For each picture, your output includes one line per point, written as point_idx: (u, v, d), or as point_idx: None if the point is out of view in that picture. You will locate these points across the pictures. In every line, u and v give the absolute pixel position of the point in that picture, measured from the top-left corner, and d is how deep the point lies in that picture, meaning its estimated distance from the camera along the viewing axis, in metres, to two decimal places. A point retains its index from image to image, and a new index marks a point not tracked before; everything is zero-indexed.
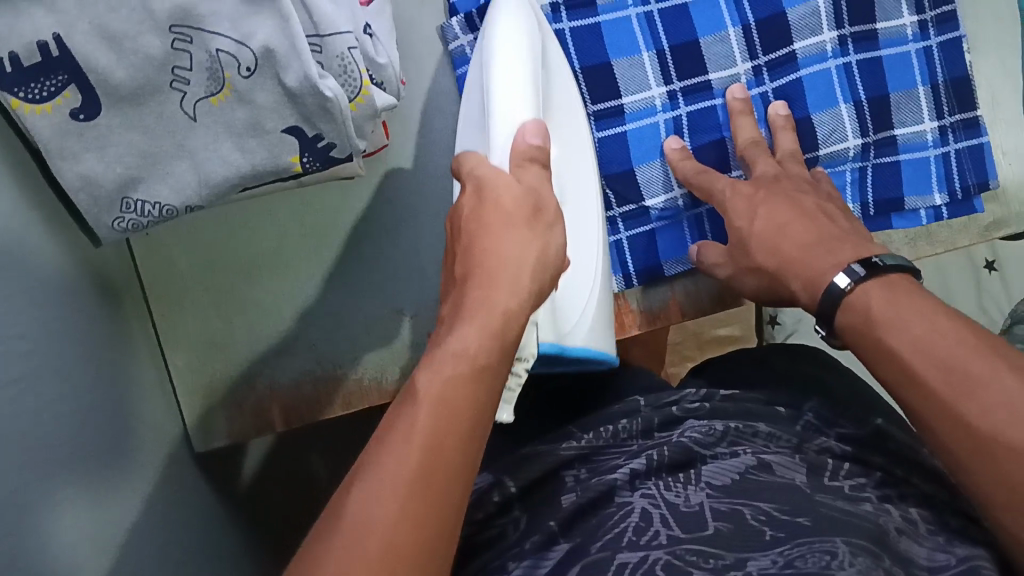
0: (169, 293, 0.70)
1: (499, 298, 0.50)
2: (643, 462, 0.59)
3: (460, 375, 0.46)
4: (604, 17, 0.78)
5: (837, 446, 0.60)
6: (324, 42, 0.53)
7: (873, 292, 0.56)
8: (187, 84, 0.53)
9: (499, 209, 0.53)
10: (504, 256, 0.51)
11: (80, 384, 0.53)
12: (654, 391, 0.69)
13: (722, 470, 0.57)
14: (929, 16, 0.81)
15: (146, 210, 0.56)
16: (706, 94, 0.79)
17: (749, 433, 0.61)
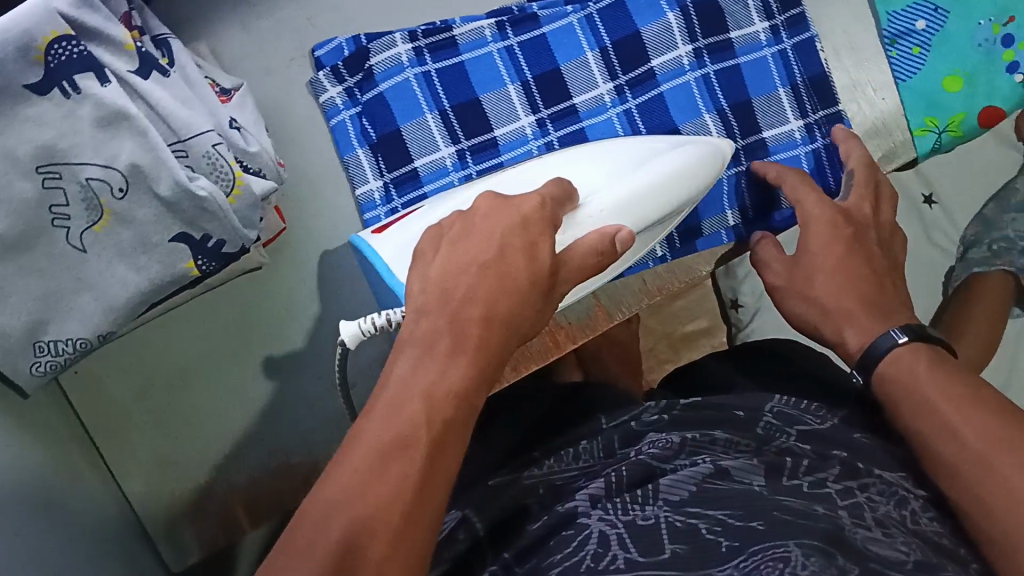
0: (110, 422, 0.63)
1: (495, 340, 0.40)
2: (602, 486, 0.48)
3: (471, 332, 0.39)
4: (466, 55, 0.63)
5: (797, 445, 0.52)
6: (187, 146, 0.53)
7: (910, 358, 0.51)
8: (67, 218, 0.51)
9: (522, 223, 0.44)
10: (495, 300, 0.41)
11: (63, 564, 0.51)
12: (616, 411, 0.61)
13: (680, 482, 0.47)
14: (779, 19, 0.63)
15: (60, 348, 0.56)
16: (572, 120, 0.63)
17: (707, 442, 0.52)
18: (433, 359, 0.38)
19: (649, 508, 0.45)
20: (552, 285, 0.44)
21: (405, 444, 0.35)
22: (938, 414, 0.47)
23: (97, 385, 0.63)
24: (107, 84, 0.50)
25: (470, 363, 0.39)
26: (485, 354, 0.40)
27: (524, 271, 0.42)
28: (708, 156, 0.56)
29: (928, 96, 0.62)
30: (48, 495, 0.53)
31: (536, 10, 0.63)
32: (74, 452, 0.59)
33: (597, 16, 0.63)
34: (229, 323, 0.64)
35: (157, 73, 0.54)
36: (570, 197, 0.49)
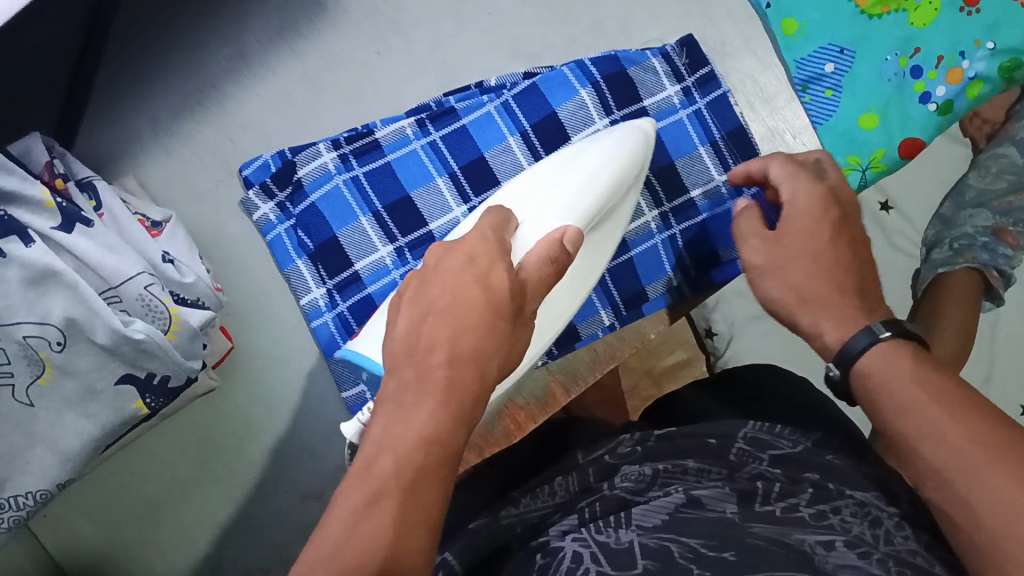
0: (88, 561, 0.64)
1: (463, 378, 0.38)
2: (574, 521, 0.45)
3: (433, 372, 0.38)
4: (392, 155, 0.63)
5: (770, 471, 0.46)
6: (120, 291, 0.54)
7: (895, 360, 0.40)
8: (10, 376, 0.52)
9: (476, 257, 0.43)
10: (464, 342, 0.39)
11: None
12: (593, 444, 0.55)
13: (652, 510, 0.43)
14: (689, 81, 0.64)
15: (20, 502, 0.55)
16: None
17: (679, 472, 0.48)
18: (404, 410, 0.37)
19: (621, 533, 0.41)
20: (521, 307, 0.42)
21: (378, 496, 0.34)
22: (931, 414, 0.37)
23: (68, 525, 0.63)
24: (31, 244, 0.51)
25: (438, 401, 0.37)
26: (457, 388, 0.38)
27: (477, 296, 0.41)
28: (629, 134, 0.58)
29: (848, 136, 0.63)
30: None
31: (453, 103, 0.64)
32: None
33: (513, 101, 0.63)
34: (191, 447, 0.65)
35: (81, 225, 0.54)
36: (509, 220, 0.50)
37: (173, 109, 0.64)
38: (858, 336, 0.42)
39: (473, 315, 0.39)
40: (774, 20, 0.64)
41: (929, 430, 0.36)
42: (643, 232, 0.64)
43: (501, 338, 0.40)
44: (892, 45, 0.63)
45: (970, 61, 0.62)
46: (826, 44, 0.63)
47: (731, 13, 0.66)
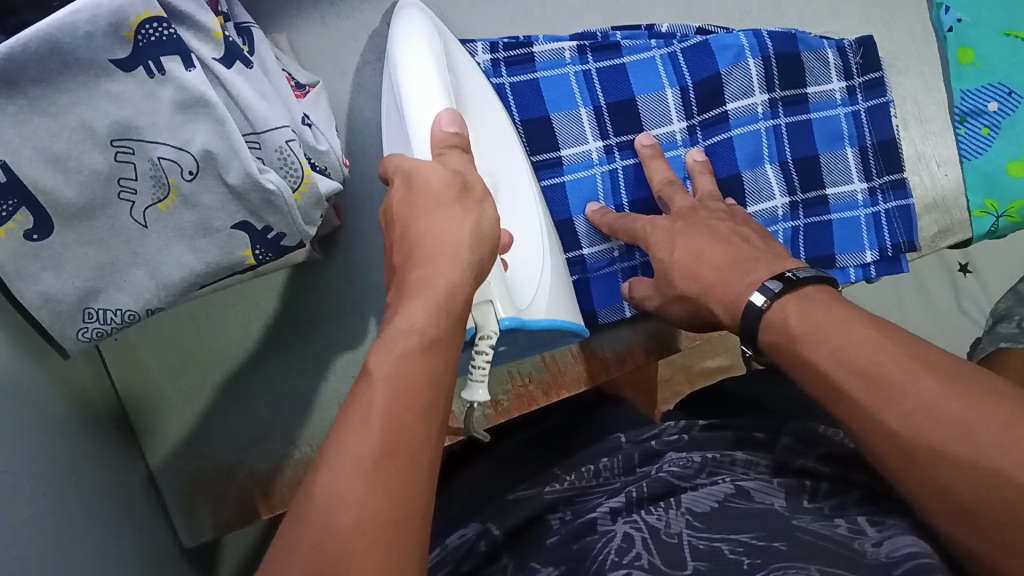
0: (145, 397, 0.65)
1: (441, 273, 0.39)
2: (620, 499, 0.49)
3: (413, 348, 0.36)
4: (542, 73, 0.63)
5: (818, 467, 0.50)
6: (261, 138, 0.54)
7: (792, 312, 0.45)
8: (133, 193, 0.53)
9: (429, 191, 0.43)
10: (438, 242, 0.41)
11: (75, 505, 0.51)
12: (639, 429, 0.62)
13: (701, 497, 0.47)
14: (856, 80, 0.64)
15: (108, 317, 0.57)
16: None
17: (726, 464, 0.53)
18: (369, 377, 0.35)
19: (672, 517, 0.45)
20: (466, 184, 0.44)
21: (352, 469, 0.32)
22: (898, 384, 0.39)
23: (135, 355, 0.65)
24: (191, 69, 0.51)
25: (412, 360, 0.36)
26: (421, 352, 0.36)
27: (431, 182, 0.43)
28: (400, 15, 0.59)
29: (992, 178, 0.64)
30: (67, 434, 0.54)
31: (619, 40, 0.64)
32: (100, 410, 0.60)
33: (681, 55, 0.63)
34: (268, 313, 0.67)
35: (239, 64, 0.55)
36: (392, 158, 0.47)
37: None
38: (749, 301, 0.47)
39: (438, 236, 0.41)
40: (952, 46, 0.66)
41: (939, 412, 0.37)
42: (769, 218, 0.62)
43: (468, 301, 0.40)
44: None
45: None
46: (988, 83, 0.65)
47: (912, 32, 0.67)
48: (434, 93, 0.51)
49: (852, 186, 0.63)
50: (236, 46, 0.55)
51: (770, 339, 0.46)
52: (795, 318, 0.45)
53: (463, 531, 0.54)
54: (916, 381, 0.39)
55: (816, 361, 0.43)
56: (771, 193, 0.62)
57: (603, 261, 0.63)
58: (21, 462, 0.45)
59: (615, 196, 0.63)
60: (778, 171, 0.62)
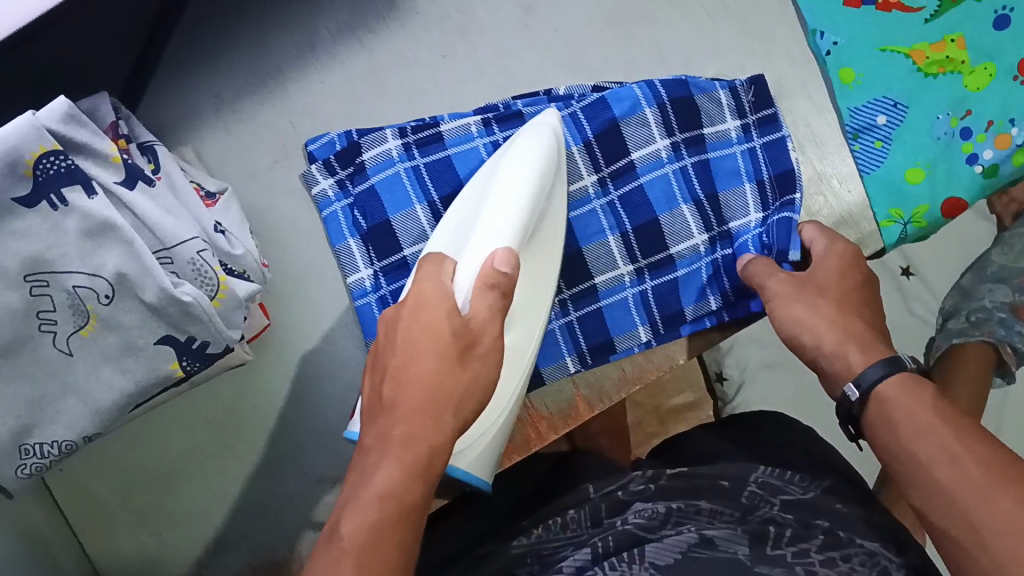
0: (98, 523, 0.65)
1: (423, 432, 0.43)
2: (587, 554, 0.49)
3: (384, 516, 0.39)
4: (453, 149, 0.65)
5: (781, 515, 0.52)
6: (173, 253, 0.55)
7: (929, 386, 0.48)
8: (53, 324, 0.54)
9: (430, 331, 0.46)
10: (416, 390, 0.44)
11: None
12: (603, 480, 0.62)
13: (664, 549, 0.46)
14: (750, 118, 0.66)
15: (45, 450, 0.57)
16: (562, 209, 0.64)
17: (691, 512, 0.53)
18: (344, 537, 0.39)
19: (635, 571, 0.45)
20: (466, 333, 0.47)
21: None
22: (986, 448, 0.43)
23: (84, 484, 0.65)
24: (93, 196, 0.52)
25: (382, 521, 0.39)
26: (398, 555, 0.39)
27: (428, 366, 0.44)
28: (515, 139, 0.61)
29: (892, 186, 0.66)
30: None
31: (521, 107, 0.65)
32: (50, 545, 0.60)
33: (581, 113, 0.64)
34: (208, 421, 0.66)
35: (142, 183, 0.56)
36: (449, 266, 0.52)
37: (238, 88, 0.67)
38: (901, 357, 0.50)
39: (418, 386, 0.44)
40: (833, 67, 0.68)
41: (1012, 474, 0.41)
42: (691, 255, 0.65)
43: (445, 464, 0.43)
44: (944, 104, 0.66)
45: (1018, 128, 0.65)
46: (877, 97, 0.67)
47: (792, 59, 0.69)
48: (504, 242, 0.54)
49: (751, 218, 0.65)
50: (139, 166, 0.57)
51: (875, 413, 0.49)
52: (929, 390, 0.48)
53: None
54: (998, 459, 0.42)
55: (901, 433, 0.47)
56: (688, 231, 0.65)
57: None
58: None
59: None
60: (694, 209, 0.65)
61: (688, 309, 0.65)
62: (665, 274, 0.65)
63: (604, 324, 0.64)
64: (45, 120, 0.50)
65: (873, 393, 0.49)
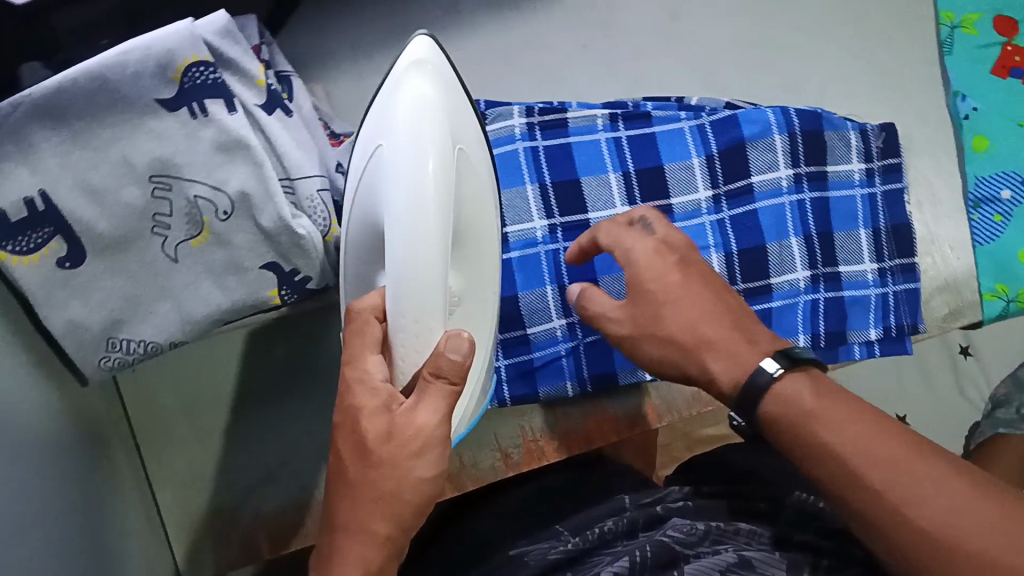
0: (158, 430, 0.66)
1: (368, 546, 0.41)
2: (628, 562, 0.47)
3: None
4: (574, 137, 0.64)
5: (818, 538, 0.50)
6: (295, 185, 0.57)
7: (807, 386, 0.43)
8: (166, 228, 0.55)
9: (363, 434, 0.42)
10: (360, 504, 0.42)
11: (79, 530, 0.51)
12: (641, 490, 0.58)
13: (703, 568, 0.45)
14: (876, 164, 0.65)
15: (131, 347, 0.58)
16: (667, 220, 0.63)
17: (730, 532, 0.51)
18: None
19: None
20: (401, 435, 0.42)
21: None
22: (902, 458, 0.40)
23: (151, 391, 0.66)
24: (233, 113, 0.54)
25: None
26: None
27: (368, 474, 0.42)
28: (410, 80, 0.45)
29: (1002, 264, 0.65)
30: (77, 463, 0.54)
31: (650, 109, 0.65)
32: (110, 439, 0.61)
33: (709, 127, 0.64)
34: (282, 353, 0.68)
35: (279, 111, 0.57)
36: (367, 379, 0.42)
37: (376, 39, 0.68)
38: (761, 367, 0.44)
39: (359, 498, 0.42)
40: (967, 132, 0.68)
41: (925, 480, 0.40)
42: (792, 288, 0.63)
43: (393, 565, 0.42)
44: None
45: None
46: (1001, 171, 0.67)
47: (921, 117, 0.69)
48: (439, 263, 0.41)
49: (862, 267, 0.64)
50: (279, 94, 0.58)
51: (777, 414, 0.43)
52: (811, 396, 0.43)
53: None
54: (924, 478, 0.40)
55: (825, 442, 0.41)
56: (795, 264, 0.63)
57: None
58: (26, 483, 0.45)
59: None
60: (803, 244, 0.63)
61: None
62: (761, 305, 0.62)
63: None
64: (203, 30, 0.52)
65: (767, 393, 0.44)
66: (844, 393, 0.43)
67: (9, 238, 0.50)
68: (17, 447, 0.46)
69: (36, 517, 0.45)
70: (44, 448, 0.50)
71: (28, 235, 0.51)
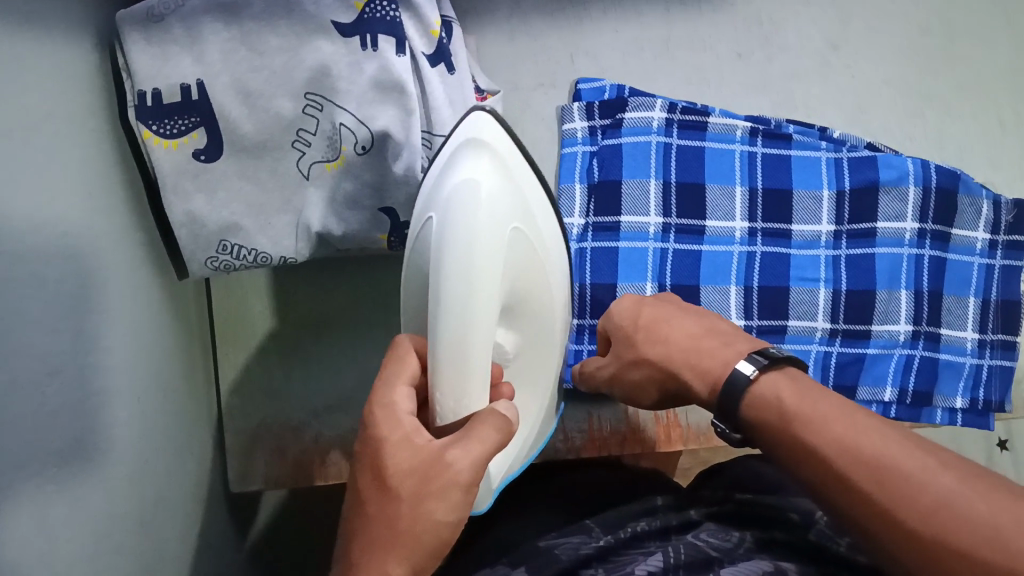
0: (241, 335, 0.67)
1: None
2: (659, 562, 0.47)
3: None
4: (710, 143, 0.64)
5: (852, 555, 0.48)
6: (434, 141, 0.56)
7: (784, 386, 0.44)
8: (306, 146, 0.55)
9: (389, 468, 0.40)
10: (381, 540, 0.39)
11: (150, 415, 0.51)
12: (666, 491, 0.57)
13: (739, 572, 0.46)
14: (1002, 237, 0.65)
15: (240, 254, 0.57)
16: (784, 244, 0.64)
17: (762, 542, 0.50)
18: None
19: None
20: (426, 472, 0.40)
21: None
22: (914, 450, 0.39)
23: (243, 298, 0.67)
24: (400, 55, 0.53)
25: None
26: None
27: (391, 511, 0.40)
28: (469, 231, 0.41)
29: None
30: (162, 350, 0.54)
31: (791, 132, 0.65)
32: (193, 336, 0.61)
33: (846, 162, 0.64)
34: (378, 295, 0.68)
35: (444, 67, 0.56)
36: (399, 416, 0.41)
37: (539, 4, 0.67)
38: (737, 368, 0.45)
39: (382, 536, 0.39)
40: None
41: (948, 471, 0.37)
42: (888, 339, 0.63)
43: None
44: None
45: None
46: None
47: None
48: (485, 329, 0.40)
49: (963, 335, 0.64)
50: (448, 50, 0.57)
51: (764, 412, 0.44)
52: (790, 395, 0.43)
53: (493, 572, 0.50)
54: (934, 475, 0.37)
55: (820, 450, 0.40)
56: (898, 317, 0.63)
57: None
58: (113, 355, 0.45)
59: (748, 278, 0.63)
60: (911, 298, 0.63)
61: (862, 390, 0.63)
62: (853, 348, 0.63)
63: None
64: None
65: (749, 392, 0.44)
66: (787, 378, 0.44)
67: (156, 118, 0.51)
68: (113, 326, 0.46)
69: (117, 396, 0.45)
70: (139, 332, 0.50)
71: (174, 119, 0.51)
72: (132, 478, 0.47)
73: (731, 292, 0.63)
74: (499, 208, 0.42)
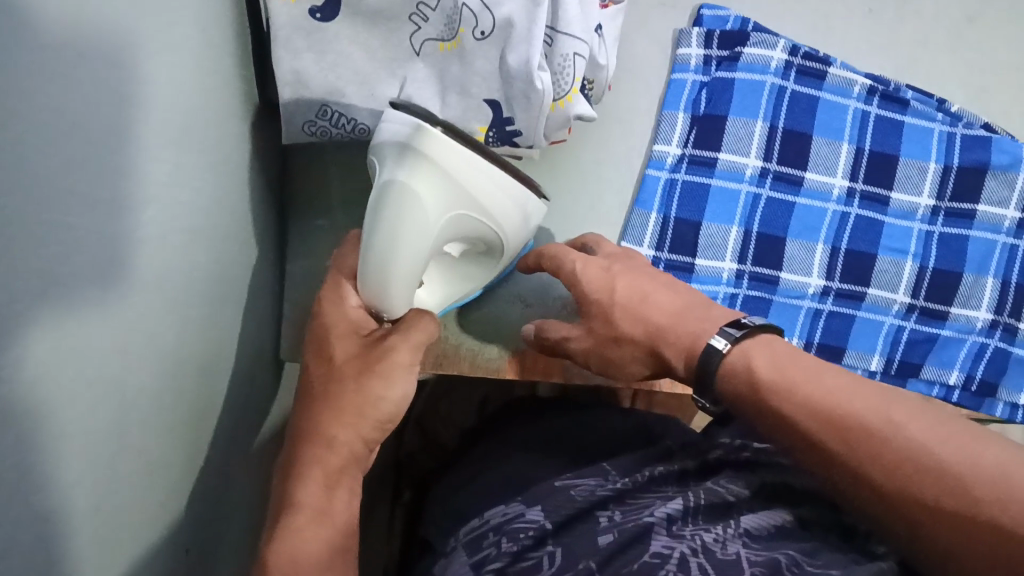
0: (315, 206, 0.65)
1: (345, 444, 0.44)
2: (679, 507, 0.45)
3: (315, 528, 0.42)
4: (826, 94, 0.63)
5: None
6: (555, 37, 0.52)
7: (757, 355, 0.44)
8: (423, 20, 0.52)
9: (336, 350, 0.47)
10: (332, 407, 0.45)
11: (222, 265, 0.50)
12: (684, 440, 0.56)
13: (759, 519, 0.45)
14: None
15: (339, 121, 0.57)
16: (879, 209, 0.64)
17: (784, 491, 0.49)
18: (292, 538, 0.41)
19: (728, 541, 0.43)
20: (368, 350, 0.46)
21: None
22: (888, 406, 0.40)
23: (320, 169, 0.65)
24: None
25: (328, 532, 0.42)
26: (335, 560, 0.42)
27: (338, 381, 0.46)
28: (386, 271, 0.44)
29: None
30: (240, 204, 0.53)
31: (910, 98, 0.63)
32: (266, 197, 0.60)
33: (959, 138, 0.63)
34: None
35: None
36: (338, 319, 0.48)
37: None
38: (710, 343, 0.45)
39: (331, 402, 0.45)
40: None
41: (927, 428, 0.39)
42: (965, 324, 0.64)
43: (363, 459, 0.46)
44: None
45: None
46: None
47: None
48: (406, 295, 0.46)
49: None
50: None
51: (734, 383, 0.44)
52: (763, 363, 0.44)
53: (502, 504, 0.48)
54: (907, 430, 0.39)
55: (788, 414, 0.41)
56: (981, 305, 0.64)
57: (798, 291, 0.63)
58: (200, 197, 0.45)
59: (837, 237, 0.63)
60: (998, 289, 0.64)
61: (927, 369, 0.63)
62: (928, 327, 0.63)
63: (846, 333, 0.63)
64: None
65: (725, 363, 0.45)
66: (762, 348, 0.44)
67: None
68: (209, 168, 0.46)
69: (202, 236, 0.45)
70: (223, 179, 0.49)
71: None
72: (201, 325, 0.47)
73: (817, 249, 0.63)
74: (424, 239, 0.44)
